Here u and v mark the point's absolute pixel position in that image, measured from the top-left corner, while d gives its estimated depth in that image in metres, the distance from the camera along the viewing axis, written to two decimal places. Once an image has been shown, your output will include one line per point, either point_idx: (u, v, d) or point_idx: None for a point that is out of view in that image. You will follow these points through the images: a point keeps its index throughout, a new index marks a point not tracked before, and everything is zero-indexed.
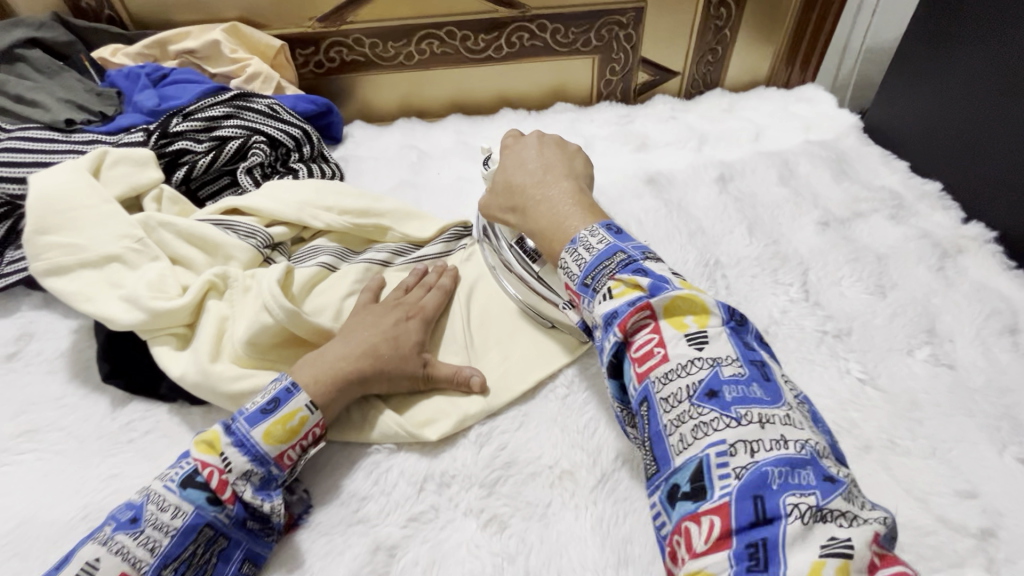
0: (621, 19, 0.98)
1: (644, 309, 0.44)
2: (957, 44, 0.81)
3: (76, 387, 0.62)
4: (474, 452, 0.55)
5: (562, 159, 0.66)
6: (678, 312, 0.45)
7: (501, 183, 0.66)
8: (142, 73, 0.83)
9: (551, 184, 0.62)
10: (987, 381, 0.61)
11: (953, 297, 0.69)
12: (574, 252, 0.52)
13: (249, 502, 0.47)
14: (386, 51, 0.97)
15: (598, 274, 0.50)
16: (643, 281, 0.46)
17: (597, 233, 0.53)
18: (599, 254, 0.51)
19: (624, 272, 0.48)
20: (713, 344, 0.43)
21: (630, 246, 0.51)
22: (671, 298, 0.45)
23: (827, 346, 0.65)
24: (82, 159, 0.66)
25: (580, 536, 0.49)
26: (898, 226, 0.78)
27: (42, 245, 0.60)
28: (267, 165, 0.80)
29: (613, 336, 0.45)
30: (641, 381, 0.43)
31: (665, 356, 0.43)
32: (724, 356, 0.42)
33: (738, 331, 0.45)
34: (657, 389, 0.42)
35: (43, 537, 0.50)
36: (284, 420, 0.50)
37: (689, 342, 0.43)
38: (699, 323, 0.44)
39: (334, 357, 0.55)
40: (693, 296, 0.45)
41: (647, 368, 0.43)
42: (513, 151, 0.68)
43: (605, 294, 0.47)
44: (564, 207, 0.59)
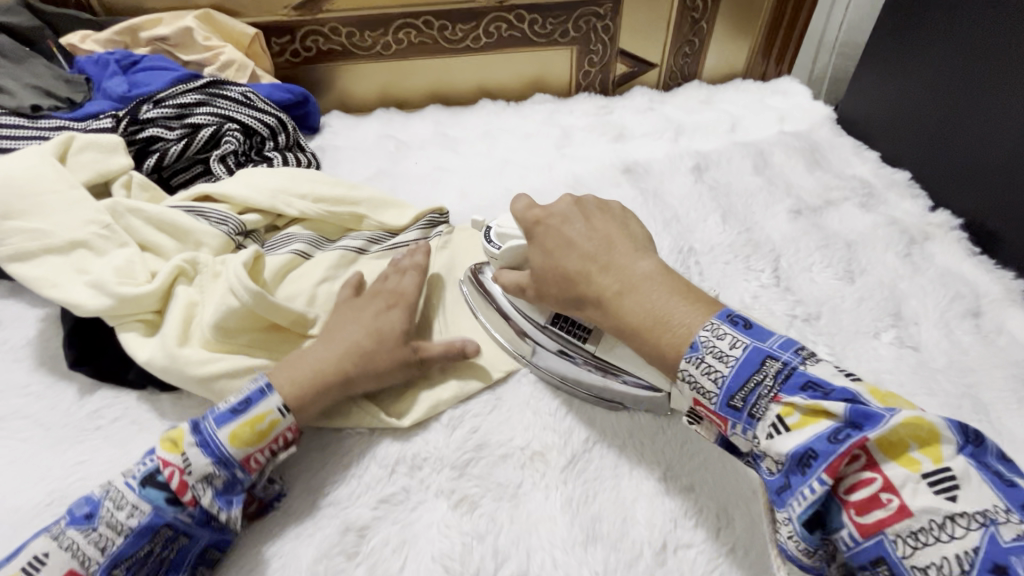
0: (598, 10, 0.99)
1: (856, 447, 0.35)
2: (920, 36, 0.83)
3: (42, 375, 0.61)
4: (446, 436, 0.55)
5: (615, 227, 0.54)
6: (901, 446, 0.35)
7: (544, 267, 0.54)
8: (112, 59, 0.82)
9: (625, 265, 0.50)
10: (949, 362, 0.63)
11: (918, 281, 0.71)
12: (699, 361, 0.42)
13: (209, 507, 0.46)
14: (363, 40, 0.97)
15: (752, 395, 0.40)
16: (831, 406, 0.37)
17: (723, 332, 0.42)
18: (744, 365, 0.40)
19: (792, 391, 0.38)
20: (968, 488, 0.33)
21: (774, 344, 0.41)
22: (888, 428, 0.35)
23: (797, 330, 0.66)
24: (48, 145, 0.65)
25: (550, 515, 0.50)
26: (868, 213, 0.80)
27: (5, 230, 0.59)
28: (242, 153, 0.79)
29: (817, 482, 0.35)
30: (866, 535, 0.34)
31: (904, 509, 0.33)
32: (993, 505, 0.32)
33: (981, 455, 0.35)
34: (900, 550, 0.33)
35: (5, 524, 0.50)
36: (252, 422, 0.49)
37: (935, 490, 0.33)
38: (934, 458, 0.34)
39: (315, 359, 0.53)
40: (915, 419, 0.35)
41: (874, 520, 0.34)
42: (548, 228, 0.56)
43: (776, 424, 0.38)
44: (660, 297, 0.46)
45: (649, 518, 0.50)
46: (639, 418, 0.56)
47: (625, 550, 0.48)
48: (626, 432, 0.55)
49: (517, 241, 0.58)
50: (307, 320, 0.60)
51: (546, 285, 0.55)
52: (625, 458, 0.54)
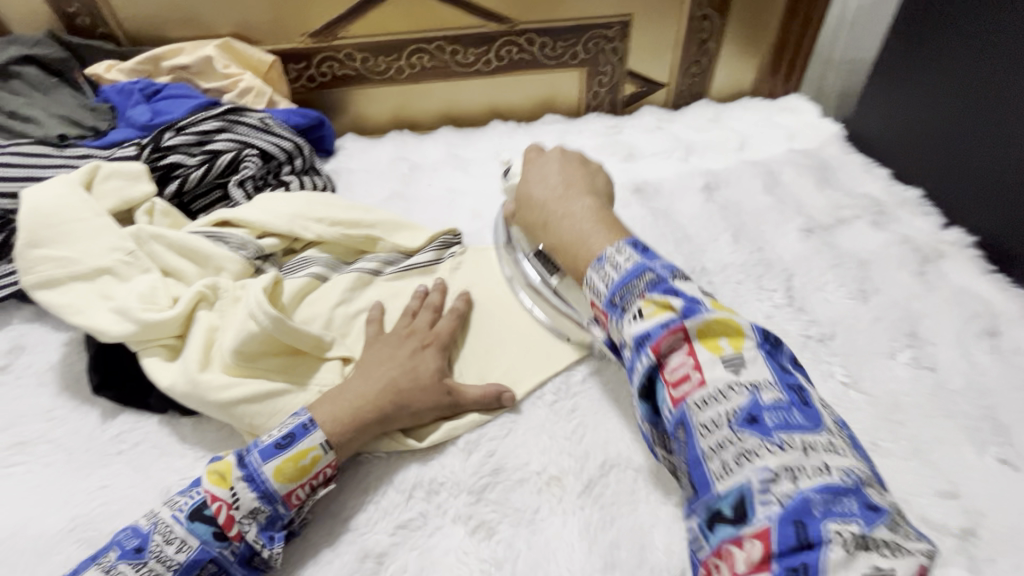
0: (607, 32, 1.00)
1: (678, 331, 0.44)
2: (932, 58, 0.83)
3: (66, 399, 0.62)
4: (463, 460, 0.55)
5: (584, 176, 0.65)
6: (714, 336, 0.44)
7: (521, 197, 0.65)
8: (136, 88, 0.84)
9: (572, 199, 0.61)
10: (967, 384, 0.62)
11: (933, 300, 0.70)
12: (600, 269, 0.51)
13: (253, 543, 0.47)
14: (377, 65, 0.99)
15: (626, 293, 0.48)
16: (675, 302, 0.46)
17: (624, 250, 0.52)
18: (628, 273, 0.49)
19: (655, 291, 0.47)
20: (751, 368, 0.43)
21: (659, 264, 0.50)
22: (705, 321, 0.44)
23: (812, 350, 0.66)
24: (74, 174, 0.67)
25: (568, 542, 0.50)
26: (880, 232, 0.80)
27: (33, 258, 0.60)
28: (259, 178, 0.81)
29: (645, 358, 0.45)
30: (676, 406, 0.43)
31: (701, 381, 0.42)
32: (764, 380, 0.42)
33: (775, 353, 0.45)
34: (695, 415, 0.41)
35: (32, 549, 0.50)
36: (295, 458, 0.49)
37: (727, 366, 0.42)
38: (735, 346, 0.44)
39: (355, 394, 0.54)
40: (727, 319, 0.45)
41: (682, 393, 0.43)
42: (536, 165, 0.66)
43: (636, 313, 0.46)
44: (586, 223, 0.58)
45: (666, 543, 0.50)
46: None
47: None
48: (641, 454, 0.55)
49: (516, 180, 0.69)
50: (324, 342, 0.61)
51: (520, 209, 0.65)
52: (641, 481, 0.53)
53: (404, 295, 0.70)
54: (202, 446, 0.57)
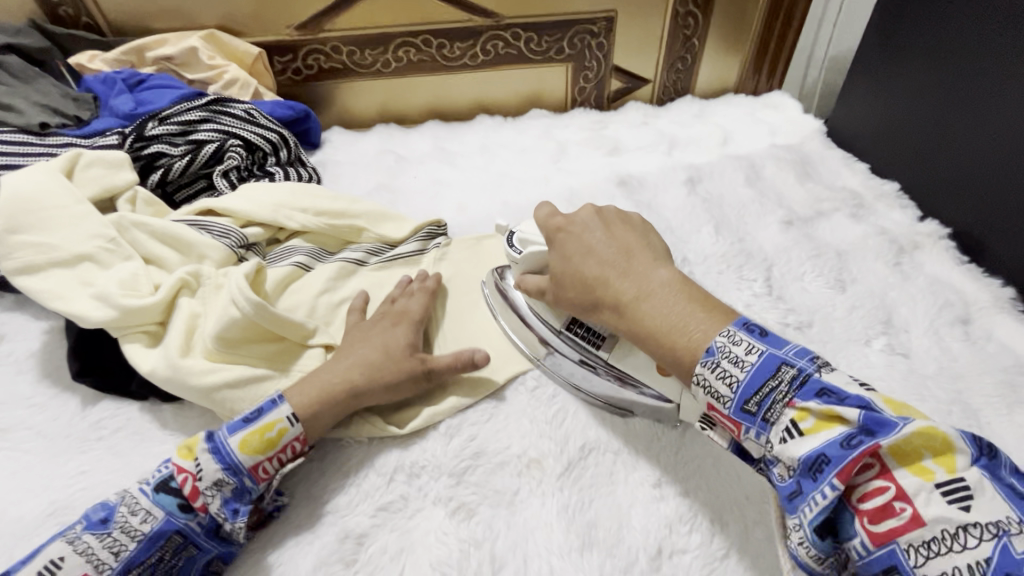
0: (593, 28, 1.01)
1: (868, 454, 0.35)
2: (907, 54, 0.85)
3: (45, 386, 0.62)
4: (444, 444, 0.56)
5: (637, 238, 0.54)
6: (914, 455, 0.35)
7: (568, 275, 0.55)
8: (119, 78, 0.84)
9: (644, 272, 0.50)
10: (940, 369, 0.63)
11: (908, 289, 0.72)
12: (715, 365, 0.41)
13: (217, 515, 0.47)
14: (363, 58, 0.99)
15: (766, 399, 0.40)
16: (847, 412, 0.37)
17: (739, 338, 0.42)
18: (759, 371, 0.40)
19: (807, 396, 0.38)
20: (983, 500, 0.33)
21: (790, 351, 0.41)
22: (902, 436, 0.35)
23: (790, 338, 0.67)
24: (55, 161, 0.66)
25: (546, 521, 0.51)
26: (859, 224, 0.82)
27: (12, 244, 0.60)
28: (244, 169, 0.81)
29: (828, 488, 0.36)
30: (879, 544, 0.35)
31: (917, 518, 0.34)
32: (1007, 517, 0.32)
33: (995, 468, 0.35)
34: (916, 562, 0.33)
35: (9, 533, 0.50)
36: (262, 430, 0.49)
37: (949, 501, 0.33)
38: (947, 468, 0.34)
39: (326, 374, 0.54)
40: (928, 429, 0.35)
41: (888, 529, 0.34)
42: (571, 234, 0.56)
43: (791, 428, 0.38)
44: (676, 303, 0.46)
45: (643, 523, 0.50)
46: (633, 423, 0.57)
47: (620, 555, 0.48)
48: (621, 438, 0.56)
49: (538, 247, 0.60)
50: (306, 329, 0.61)
51: (568, 288, 0.55)
52: (620, 464, 0.54)
53: (388, 285, 0.71)
54: (182, 432, 0.57)
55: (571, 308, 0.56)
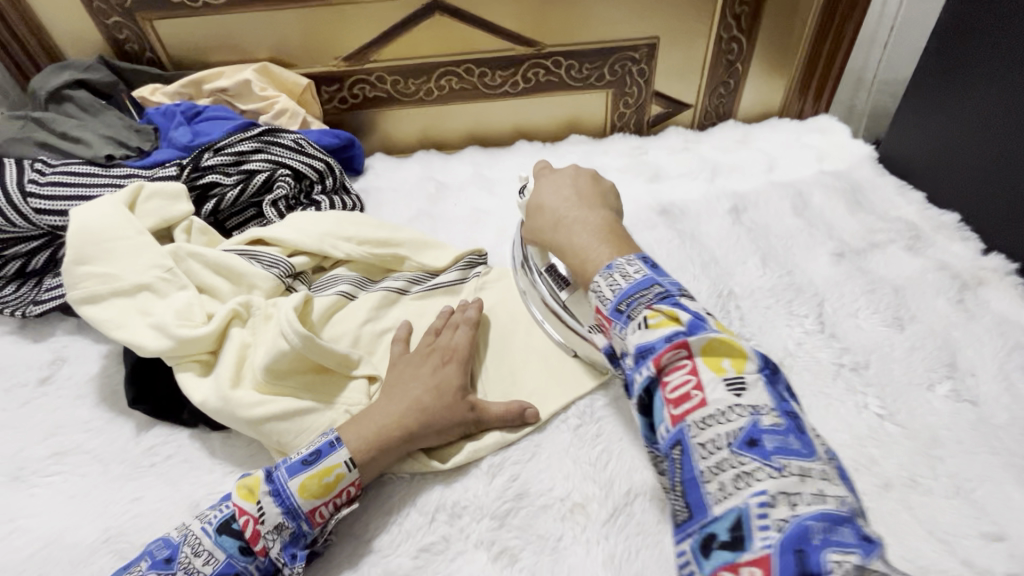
0: (634, 54, 1.01)
1: (680, 345, 0.43)
2: (967, 84, 0.82)
3: (103, 411, 0.64)
4: (486, 484, 0.55)
5: (596, 189, 0.67)
6: (717, 356, 0.42)
7: (533, 203, 0.67)
8: (178, 110, 0.88)
9: (589, 209, 0.63)
10: (1012, 419, 0.59)
11: (973, 330, 0.68)
12: (609, 276, 0.51)
13: (276, 559, 0.48)
14: (407, 87, 1.02)
15: (632, 301, 0.48)
16: (680, 315, 0.44)
17: (634, 263, 0.51)
18: (636, 284, 0.49)
19: (662, 302, 0.46)
20: (752, 390, 0.40)
21: (667, 280, 0.49)
22: (711, 338, 0.43)
23: (844, 379, 0.64)
24: (120, 194, 0.69)
25: (591, 571, 0.49)
26: (916, 257, 0.78)
27: (78, 275, 0.63)
28: (292, 198, 0.83)
29: (646, 370, 0.43)
30: (676, 425, 0.41)
31: (703, 401, 0.40)
32: (764, 404, 0.40)
33: (774, 379, 0.42)
34: (694, 436, 0.40)
35: (66, 559, 0.52)
36: (320, 475, 0.50)
37: (728, 387, 0.41)
38: (737, 367, 0.42)
39: (379, 413, 0.55)
40: (731, 339, 0.43)
41: (683, 411, 0.41)
42: (550, 178, 0.69)
43: (641, 323, 0.45)
44: (596, 232, 0.59)
45: None
46: None
47: None
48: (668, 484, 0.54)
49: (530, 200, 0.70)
50: (351, 360, 0.62)
51: (528, 215, 0.67)
52: (668, 511, 0.52)
53: (429, 315, 0.71)
54: (231, 462, 0.58)
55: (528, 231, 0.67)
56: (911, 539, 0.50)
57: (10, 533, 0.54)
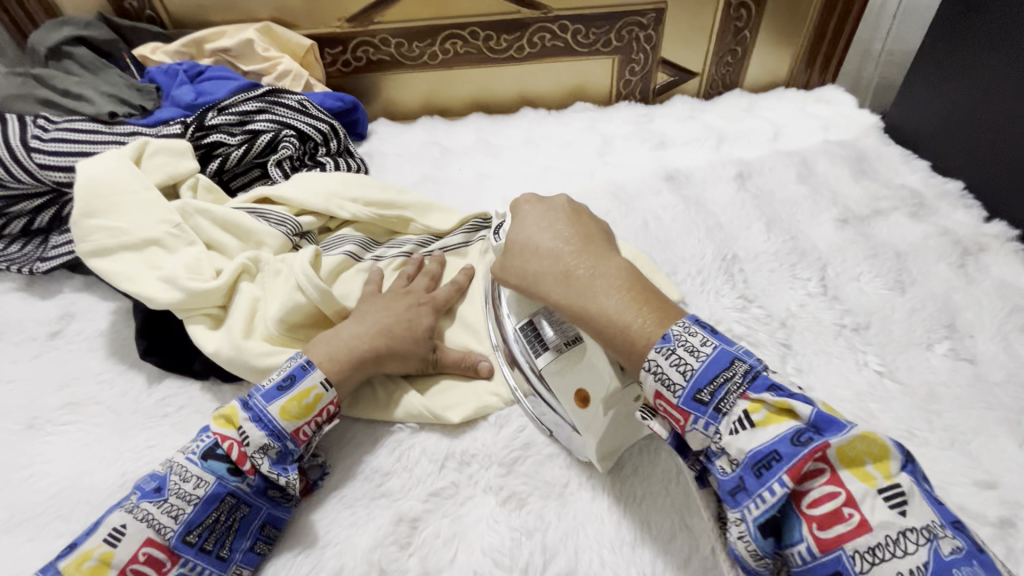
0: (641, 20, 1.00)
1: (816, 451, 0.37)
2: (973, 49, 0.82)
3: (114, 363, 0.65)
4: (494, 434, 0.57)
5: (595, 226, 0.55)
6: (859, 460, 0.37)
7: (519, 245, 0.54)
8: (180, 69, 0.87)
9: (602, 257, 0.50)
10: (1008, 377, 0.61)
11: (973, 293, 0.69)
12: (670, 353, 0.42)
13: (267, 475, 0.49)
14: (411, 51, 1.00)
15: (719, 390, 0.40)
16: (797, 408, 0.38)
17: (694, 330, 0.43)
18: (712, 363, 0.41)
19: (758, 390, 0.40)
20: (914, 503, 0.35)
21: (740, 349, 0.42)
22: (846, 439, 0.37)
23: (846, 339, 0.65)
24: (125, 149, 0.69)
25: (597, 516, 0.51)
26: (919, 223, 0.78)
27: (87, 228, 0.63)
28: (297, 159, 0.83)
29: (776, 485, 0.36)
30: (826, 550, 0.35)
31: (864, 523, 0.35)
32: (934, 522, 0.34)
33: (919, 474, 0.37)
34: (860, 568, 0.34)
35: (84, 502, 0.53)
36: (299, 397, 0.51)
37: (889, 504, 0.35)
38: (885, 473, 0.36)
39: (349, 335, 0.56)
40: (869, 434, 0.37)
41: (835, 535, 0.35)
42: (536, 210, 0.57)
43: (740, 421, 0.39)
44: (623, 290, 0.47)
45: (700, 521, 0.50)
46: None
47: (675, 551, 0.48)
48: None
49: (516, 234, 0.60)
50: None
51: (511, 260, 0.54)
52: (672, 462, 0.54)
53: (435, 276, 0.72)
54: None
55: (517, 282, 0.54)
56: None
57: (28, 477, 0.55)
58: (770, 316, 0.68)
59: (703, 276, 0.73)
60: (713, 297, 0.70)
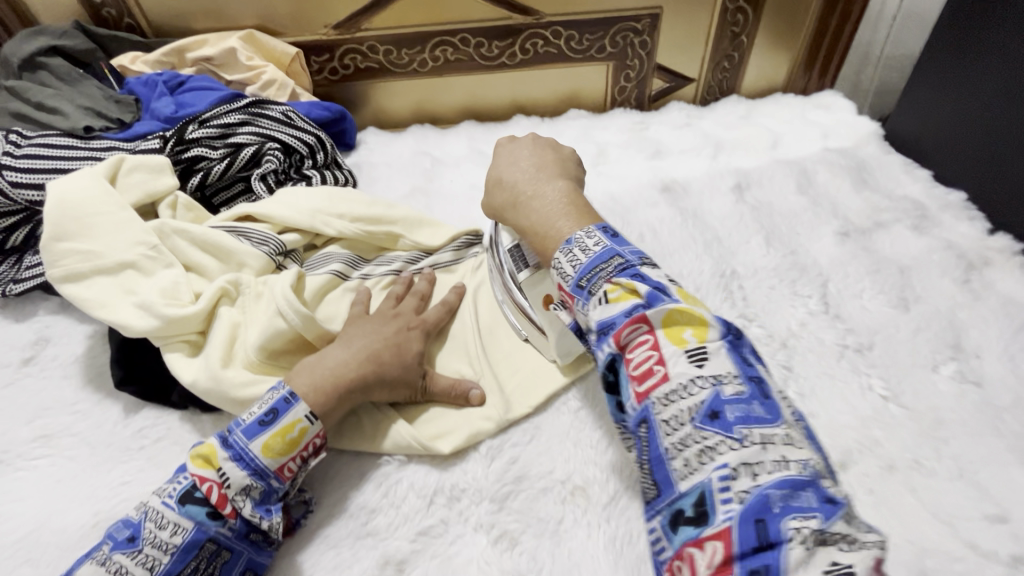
0: (636, 25, 0.97)
1: (640, 321, 0.43)
2: (976, 58, 0.80)
3: (89, 393, 0.62)
4: (485, 466, 0.54)
5: (556, 159, 0.65)
6: (677, 327, 0.43)
7: (492, 178, 0.65)
8: (160, 80, 0.84)
9: (545, 181, 0.61)
10: (1017, 401, 0.59)
11: (979, 312, 0.67)
12: (569, 251, 0.50)
13: (249, 518, 0.47)
14: (400, 58, 0.98)
15: (593, 276, 0.47)
16: (641, 288, 0.45)
17: (593, 234, 0.51)
18: (596, 257, 0.48)
19: (621, 275, 0.46)
20: (714, 360, 0.41)
21: (627, 250, 0.49)
22: (668, 311, 0.43)
23: (848, 360, 0.63)
24: (99, 166, 0.66)
25: (593, 555, 0.48)
26: (922, 237, 0.76)
27: (59, 251, 0.60)
28: (281, 172, 0.80)
29: (607, 347, 0.44)
30: (640, 403, 0.42)
31: (666, 375, 0.41)
32: (726, 373, 0.40)
33: (737, 345, 0.43)
34: (657, 412, 0.40)
35: (54, 545, 0.50)
36: (283, 432, 0.49)
37: (690, 359, 0.41)
38: (698, 337, 0.42)
39: (335, 362, 0.54)
40: (691, 309, 0.43)
41: (647, 388, 0.41)
42: (507, 150, 0.67)
43: (602, 298, 0.46)
44: (555, 206, 0.57)
45: None
46: None
47: None
48: None
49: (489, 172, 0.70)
50: None
51: (488, 188, 0.65)
52: None
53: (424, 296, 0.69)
54: None
55: (490, 207, 0.65)
56: (916, 524, 0.49)
57: None
58: (770, 336, 0.66)
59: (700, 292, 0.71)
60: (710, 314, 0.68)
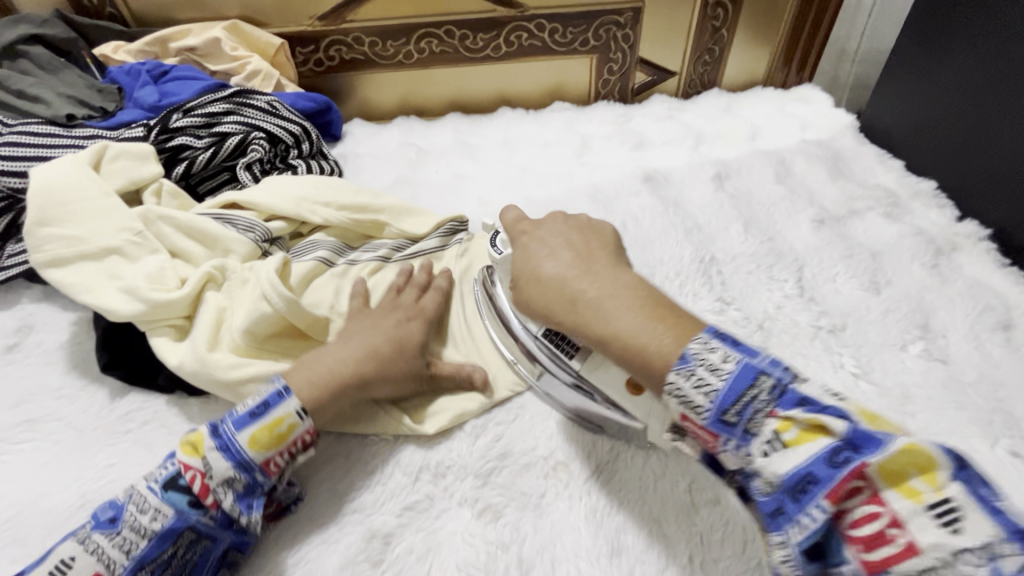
0: (618, 19, 0.99)
1: (852, 474, 0.33)
2: (943, 51, 0.83)
3: (74, 378, 0.62)
4: (470, 444, 0.55)
5: (598, 242, 0.53)
6: (902, 475, 0.32)
7: (525, 275, 0.52)
8: (143, 69, 0.84)
9: (606, 275, 0.47)
10: (980, 377, 0.61)
11: (946, 293, 0.70)
12: (690, 373, 0.38)
13: (229, 511, 0.47)
14: (386, 50, 0.98)
15: (746, 409, 0.36)
16: (830, 424, 0.34)
17: (714, 345, 0.38)
18: (738, 380, 0.37)
19: (787, 406, 0.36)
20: (971, 519, 0.30)
21: (766, 359, 0.38)
22: (888, 454, 0.32)
23: (822, 341, 0.65)
24: (83, 153, 0.66)
25: (574, 526, 0.50)
26: (893, 223, 0.79)
27: (42, 237, 0.60)
28: (267, 161, 0.80)
29: (815, 510, 0.33)
30: (872, 574, 0.32)
31: (911, 546, 0.31)
32: (996, 539, 0.29)
33: (983, 480, 0.32)
34: None
35: (41, 525, 0.51)
36: (271, 425, 0.48)
37: (940, 524, 0.31)
38: (935, 486, 0.32)
39: (333, 359, 0.53)
40: (914, 446, 0.32)
41: (880, 557, 0.32)
42: (533, 239, 0.55)
43: (772, 441, 0.36)
44: (633, 307, 0.43)
45: (676, 530, 0.49)
46: None
47: (650, 562, 0.48)
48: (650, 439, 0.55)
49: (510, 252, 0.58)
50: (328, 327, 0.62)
51: (524, 290, 0.52)
52: (649, 469, 0.53)
53: None
54: None
55: (531, 310, 0.51)
56: None
57: None
58: (747, 318, 0.68)
59: (680, 278, 0.73)
60: (690, 299, 0.70)
